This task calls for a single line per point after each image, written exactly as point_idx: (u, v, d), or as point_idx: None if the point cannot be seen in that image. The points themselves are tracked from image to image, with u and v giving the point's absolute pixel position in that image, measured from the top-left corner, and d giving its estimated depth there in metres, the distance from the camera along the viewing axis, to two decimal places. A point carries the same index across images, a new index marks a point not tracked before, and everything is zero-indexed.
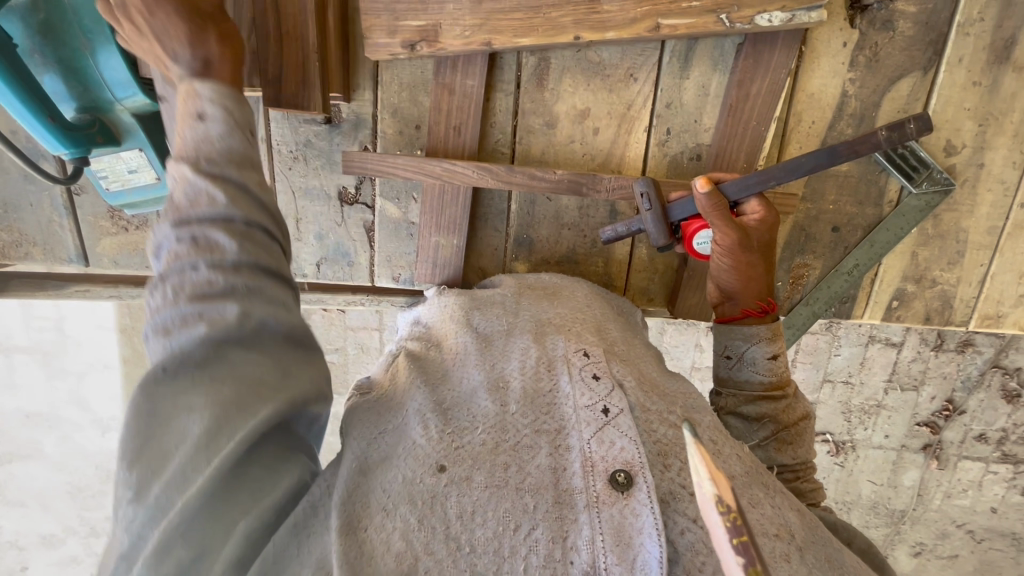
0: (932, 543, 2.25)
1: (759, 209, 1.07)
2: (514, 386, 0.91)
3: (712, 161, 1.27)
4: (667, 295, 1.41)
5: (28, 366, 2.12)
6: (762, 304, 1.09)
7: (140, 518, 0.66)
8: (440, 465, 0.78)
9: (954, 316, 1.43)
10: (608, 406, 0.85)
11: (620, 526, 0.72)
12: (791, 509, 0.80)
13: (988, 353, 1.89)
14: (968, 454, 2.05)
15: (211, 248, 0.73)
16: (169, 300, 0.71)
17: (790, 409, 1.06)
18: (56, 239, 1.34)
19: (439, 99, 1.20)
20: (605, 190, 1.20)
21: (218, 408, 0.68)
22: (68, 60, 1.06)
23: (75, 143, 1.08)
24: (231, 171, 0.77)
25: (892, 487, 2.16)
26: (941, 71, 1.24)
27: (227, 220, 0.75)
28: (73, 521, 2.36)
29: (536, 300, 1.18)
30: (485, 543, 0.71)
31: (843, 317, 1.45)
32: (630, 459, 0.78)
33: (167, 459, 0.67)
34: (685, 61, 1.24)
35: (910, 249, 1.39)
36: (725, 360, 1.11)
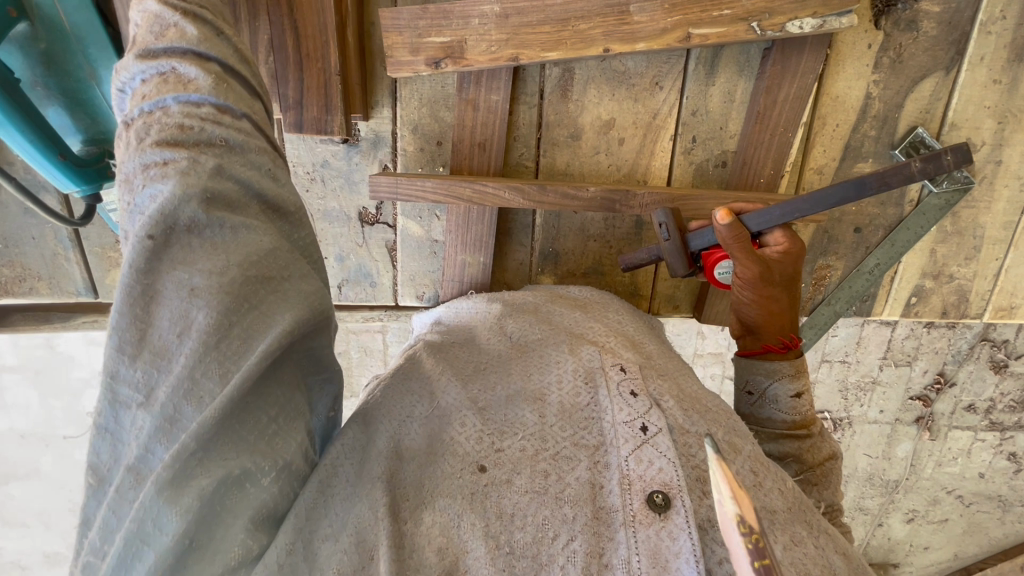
0: (925, 510, 2.35)
1: (782, 240, 1.06)
2: (552, 399, 0.89)
3: (739, 169, 1.26)
4: (694, 302, 1.42)
5: (18, 387, 2.02)
6: (784, 341, 1.09)
7: (147, 427, 0.61)
8: (481, 465, 0.78)
9: (970, 309, 1.46)
10: (647, 423, 0.82)
11: (658, 549, 0.71)
12: (836, 552, 0.80)
13: (977, 328, 1.94)
14: (958, 424, 2.12)
15: (185, 84, 0.74)
16: (142, 146, 0.70)
17: (816, 449, 1.07)
18: (62, 272, 1.28)
19: (463, 115, 1.17)
20: (638, 207, 1.19)
21: (221, 292, 0.63)
22: (73, 91, 0.99)
23: (85, 179, 1.02)
24: (203, 12, 0.79)
25: (887, 458, 2.23)
26: (963, 70, 1.25)
27: (202, 58, 0.76)
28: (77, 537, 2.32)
29: (569, 309, 1.17)
30: (525, 546, 0.71)
31: (863, 315, 1.47)
32: (668, 481, 0.76)
33: (172, 358, 0.62)
34: (710, 67, 1.22)
35: (930, 247, 1.41)
36: (746, 396, 1.12)
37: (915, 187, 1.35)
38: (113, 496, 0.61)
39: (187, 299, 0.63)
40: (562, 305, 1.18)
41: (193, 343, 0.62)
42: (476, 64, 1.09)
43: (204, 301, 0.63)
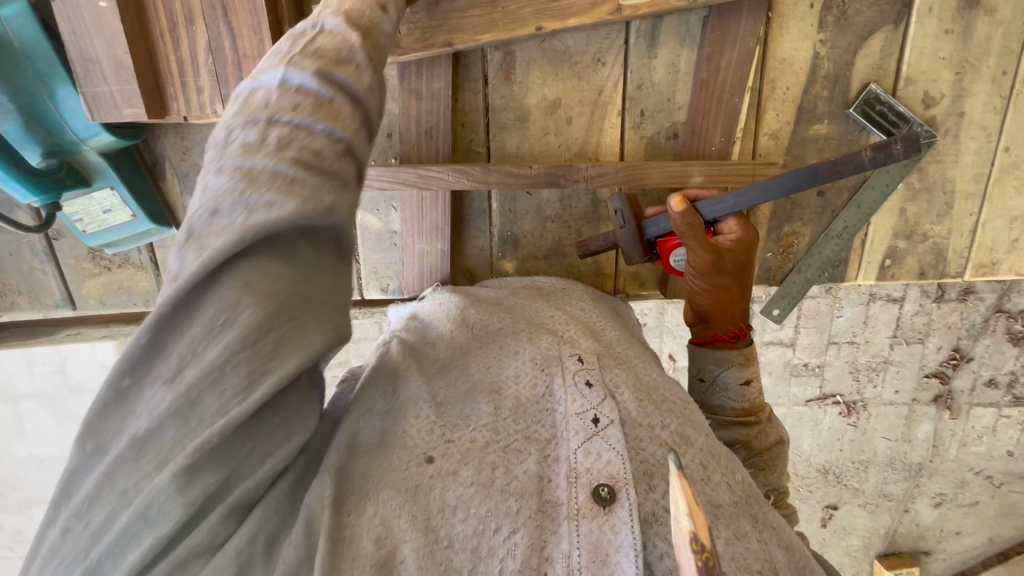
0: (953, 493, 2.25)
1: (736, 229, 1.05)
2: (509, 392, 0.86)
3: (689, 140, 1.26)
4: (659, 278, 1.41)
5: (36, 413, 2.06)
6: (733, 330, 1.08)
7: (165, 406, 0.58)
8: (429, 456, 0.75)
9: (949, 268, 1.42)
10: (598, 415, 0.81)
11: (598, 543, 0.70)
12: (778, 545, 0.78)
13: (990, 299, 1.89)
14: (980, 402, 2.06)
15: (333, 113, 0.69)
16: (228, 174, 0.63)
17: (763, 435, 1.06)
18: (40, 285, 1.34)
19: (407, 105, 1.19)
20: (584, 179, 1.22)
21: (266, 305, 0.60)
22: (27, 107, 1.04)
23: (43, 189, 1.07)
24: (352, 103, 0.72)
25: (907, 441, 2.14)
26: (911, 23, 1.23)
27: (329, 133, 0.68)
28: None
29: (527, 299, 1.13)
30: (464, 539, 0.69)
31: (837, 281, 1.43)
32: (615, 473, 0.75)
33: (209, 345, 0.59)
34: (652, 39, 1.22)
35: (899, 205, 1.38)
36: (698, 382, 1.10)
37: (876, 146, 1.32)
38: (109, 465, 0.59)
39: (237, 292, 0.60)
40: (523, 295, 1.16)
41: (236, 338, 0.59)
42: (411, 52, 1.11)
43: (247, 306, 0.60)
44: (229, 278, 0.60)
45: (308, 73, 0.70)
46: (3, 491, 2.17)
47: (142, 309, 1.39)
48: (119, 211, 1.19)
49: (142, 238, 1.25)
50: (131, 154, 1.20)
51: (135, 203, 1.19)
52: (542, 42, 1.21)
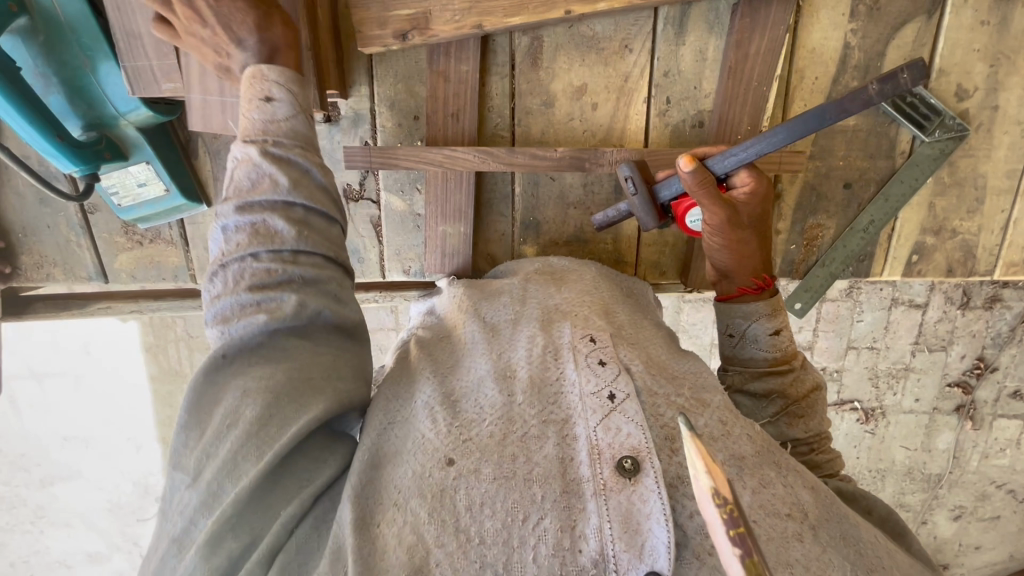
0: (973, 505, 2.20)
1: (748, 180, 1.03)
2: (522, 374, 0.87)
3: (715, 128, 1.25)
4: (680, 268, 1.40)
5: (61, 390, 2.13)
6: (758, 281, 1.07)
7: (195, 502, 0.74)
8: (449, 458, 0.76)
9: (978, 266, 1.39)
10: (614, 391, 0.82)
11: (629, 512, 0.71)
12: (805, 487, 0.78)
13: (1018, 308, 1.84)
14: (1005, 412, 2.01)
15: (271, 236, 0.83)
16: (229, 288, 0.82)
17: (799, 382, 1.05)
18: (75, 258, 1.38)
19: (435, 87, 1.21)
20: (608, 164, 1.22)
21: (269, 397, 0.77)
22: (70, 80, 1.08)
23: (84, 160, 1.11)
24: (297, 154, 0.87)
25: (928, 451, 2.10)
26: (946, 13, 1.21)
27: (288, 205, 0.85)
28: (117, 537, 2.35)
29: (543, 282, 1.14)
30: (495, 534, 0.70)
31: (861, 276, 1.41)
32: (637, 445, 0.76)
33: (219, 444, 0.75)
34: (680, 26, 1.22)
35: (927, 200, 1.36)
36: (727, 338, 1.10)
37: (906, 138, 1.30)
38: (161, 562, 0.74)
39: (239, 398, 0.77)
40: (537, 281, 1.14)
41: (238, 433, 0.74)
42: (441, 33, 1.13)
43: (252, 400, 0.76)
44: (234, 389, 0.78)
45: (234, 213, 0.83)
46: (27, 466, 2.22)
47: (171, 285, 1.42)
48: (153, 185, 1.22)
49: (173, 213, 1.29)
50: (167, 130, 1.24)
51: (169, 177, 1.22)
52: (569, 28, 1.22)
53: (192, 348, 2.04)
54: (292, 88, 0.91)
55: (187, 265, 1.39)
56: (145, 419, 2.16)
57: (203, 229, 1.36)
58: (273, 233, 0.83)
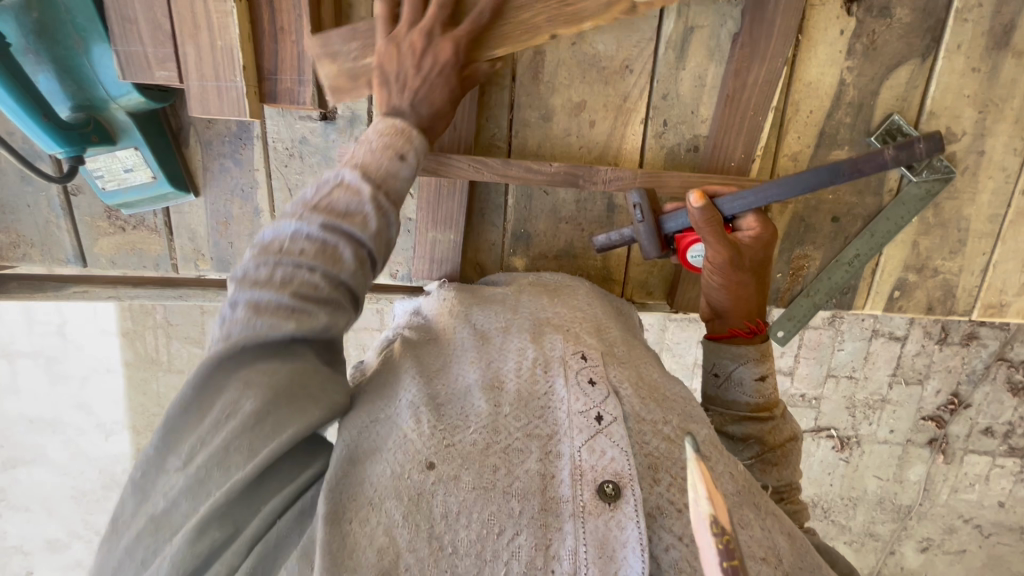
0: (940, 539, 2.22)
1: (755, 226, 1.06)
2: (509, 387, 0.87)
3: (709, 154, 1.26)
4: (668, 289, 1.41)
5: (32, 372, 2.08)
6: (751, 325, 1.11)
7: (178, 485, 0.70)
8: (429, 462, 0.75)
9: (957, 305, 1.42)
10: (602, 413, 0.81)
11: (605, 538, 0.71)
12: (781, 532, 0.79)
13: (993, 347, 1.88)
14: (974, 448, 2.03)
15: (335, 261, 0.82)
16: (271, 280, 0.78)
17: (778, 430, 1.06)
18: (53, 239, 1.34)
19: None
20: (603, 182, 1.22)
21: (273, 395, 0.73)
22: (63, 60, 1.06)
23: (69, 142, 1.08)
24: (391, 211, 0.89)
25: (898, 481, 2.13)
26: (940, 58, 1.24)
27: (360, 243, 0.85)
28: (78, 525, 2.26)
29: (535, 296, 1.13)
30: (468, 545, 0.70)
31: (844, 308, 1.43)
32: (619, 470, 0.75)
33: (215, 431, 0.71)
34: (681, 51, 1.23)
35: (912, 238, 1.38)
36: (712, 377, 1.12)
37: (894, 177, 1.33)
38: (131, 544, 0.69)
39: (240, 391, 0.73)
40: (530, 292, 1.15)
41: (236, 423, 0.71)
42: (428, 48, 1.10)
43: (253, 394, 0.73)
44: (236, 382, 0.74)
45: (317, 226, 0.82)
46: None
47: (152, 273, 1.39)
48: (140, 171, 1.20)
49: (160, 201, 1.27)
50: (159, 116, 1.22)
51: (157, 164, 1.20)
52: (572, 45, 1.23)
53: (170, 336, 2.01)
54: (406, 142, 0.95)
55: (170, 254, 1.36)
56: (117, 405, 2.11)
57: (188, 218, 1.34)
58: (337, 258, 0.82)
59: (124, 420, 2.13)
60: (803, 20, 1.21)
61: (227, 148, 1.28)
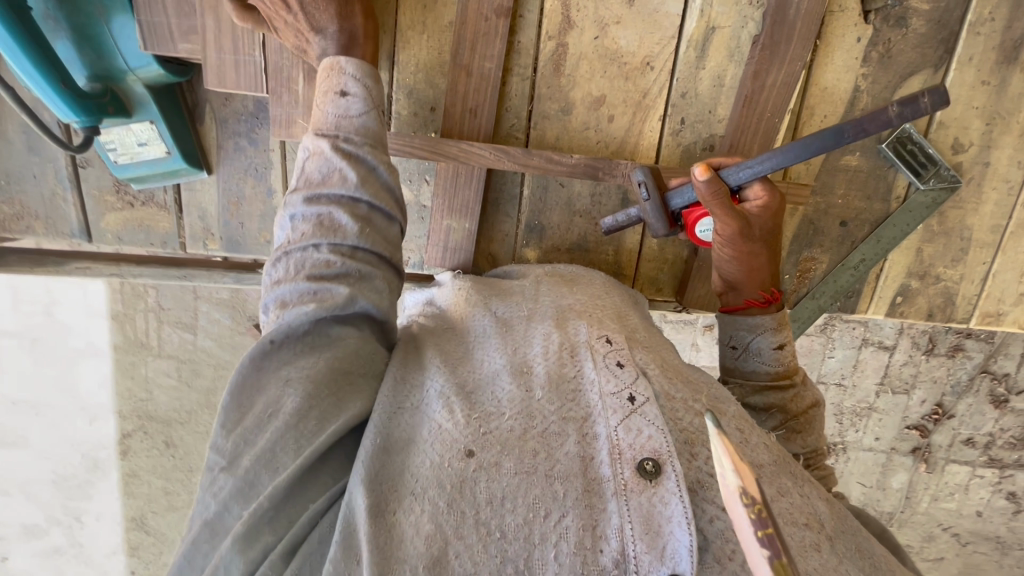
0: (919, 545, 2.26)
1: (761, 195, 1.07)
2: (538, 370, 0.87)
3: (725, 152, 1.27)
4: (677, 286, 1.42)
5: (15, 352, 1.99)
6: (766, 294, 1.15)
7: (228, 488, 0.75)
8: (468, 450, 0.75)
9: (956, 313, 1.45)
10: (634, 394, 0.81)
11: (650, 515, 0.70)
12: (821, 498, 0.80)
13: (978, 359, 1.92)
14: (957, 458, 2.08)
15: (335, 228, 0.90)
16: (292, 272, 0.89)
17: (799, 398, 1.13)
18: (58, 213, 1.31)
19: (456, 80, 1.20)
20: (622, 175, 1.23)
21: (311, 388, 0.80)
22: (82, 27, 1.05)
23: (86, 111, 1.06)
24: (365, 153, 0.95)
25: (881, 489, 2.17)
26: (951, 69, 1.27)
27: (354, 201, 0.92)
28: (57, 510, 2.20)
29: (557, 286, 1.12)
30: (516, 529, 0.69)
31: (848, 312, 1.45)
32: (658, 448, 0.75)
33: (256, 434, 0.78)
34: (701, 50, 1.24)
35: (916, 245, 1.41)
36: (731, 351, 1.18)
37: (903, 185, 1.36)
38: (189, 549, 0.75)
39: (282, 385, 0.81)
40: (549, 282, 1.14)
41: (281, 421, 0.77)
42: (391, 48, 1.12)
43: (293, 389, 0.80)
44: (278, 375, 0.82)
45: (303, 203, 0.91)
46: None
47: (158, 251, 1.37)
48: (154, 145, 1.19)
49: (172, 177, 1.25)
50: (176, 92, 1.20)
51: (172, 139, 1.19)
52: (595, 39, 1.24)
53: (161, 321, 1.96)
54: (366, 83, 0.97)
55: (178, 233, 1.34)
56: (103, 390, 2.04)
57: (199, 197, 1.32)
58: (337, 226, 0.90)
59: (110, 405, 2.07)
60: (822, 25, 1.24)
61: (242, 126, 1.26)
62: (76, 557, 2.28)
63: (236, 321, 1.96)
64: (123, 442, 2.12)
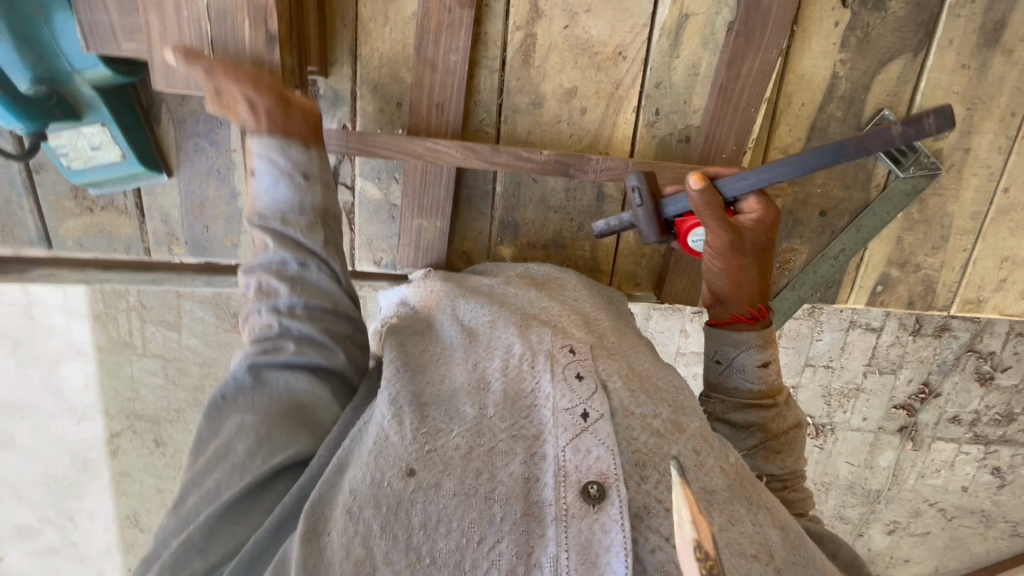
0: (906, 521, 2.28)
1: (756, 208, 1.06)
2: (495, 386, 0.87)
3: (701, 143, 1.24)
4: (655, 281, 1.40)
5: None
6: (752, 311, 1.13)
7: (171, 525, 0.84)
8: (410, 469, 0.76)
9: (936, 300, 1.44)
10: (588, 410, 0.82)
11: (588, 543, 0.70)
12: (774, 526, 0.80)
13: (964, 338, 1.93)
14: (942, 436, 2.09)
15: (271, 292, 0.96)
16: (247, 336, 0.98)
17: (780, 418, 1.14)
18: (15, 219, 1.27)
19: (421, 75, 1.15)
20: (593, 172, 1.20)
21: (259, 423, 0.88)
22: (19, 26, 0.98)
23: (30, 117, 1.03)
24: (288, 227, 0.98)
25: (869, 467, 2.18)
26: (931, 53, 1.23)
27: (285, 262, 0.97)
28: (50, 510, 2.13)
29: (525, 289, 1.11)
30: (447, 555, 0.70)
31: (829, 302, 1.43)
32: (604, 470, 0.76)
33: (206, 474, 0.86)
34: (675, 38, 1.20)
35: (897, 233, 1.39)
36: (716, 365, 1.17)
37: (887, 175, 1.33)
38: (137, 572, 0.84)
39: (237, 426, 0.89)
40: (518, 283, 1.13)
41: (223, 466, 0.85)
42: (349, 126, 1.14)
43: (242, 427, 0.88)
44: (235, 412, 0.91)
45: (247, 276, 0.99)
46: None
47: (122, 257, 1.33)
48: (108, 149, 1.15)
49: (130, 180, 1.21)
50: (128, 92, 1.15)
51: (126, 142, 1.15)
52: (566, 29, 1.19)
53: (145, 320, 1.86)
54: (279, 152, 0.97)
55: (142, 238, 1.30)
56: (89, 391, 1.95)
57: (160, 200, 1.28)
58: (274, 290, 0.96)
59: (98, 405, 1.98)
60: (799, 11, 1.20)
61: (201, 127, 1.22)
62: (71, 556, 2.22)
63: (220, 319, 1.89)
64: (112, 441, 2.03)
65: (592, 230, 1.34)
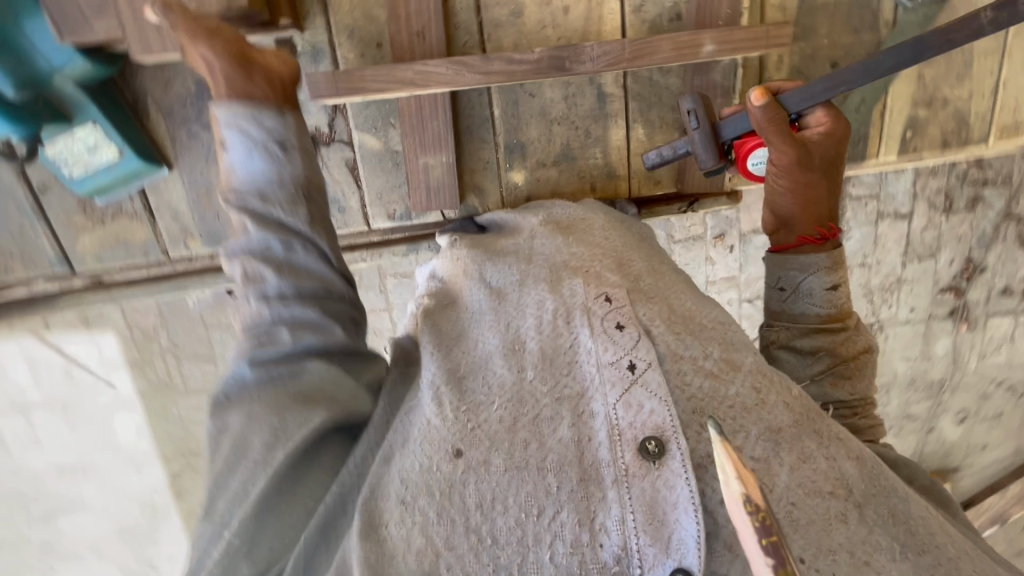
0: (976, 406, 1.98)
1: (823, 120, 1.10)
2: (530, 346, 0.85)
3: (694, 17, 1.18)
4: (676, 173, 1.35)
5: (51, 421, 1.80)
6: (819, 230, 1.13)
7: (207, 534, 0.83)
8: (456, 449, 0.77)
9: (972, 135, 1.36)
10: (634, 361, 0.80)
11: (654, 499, 0.73)
12: (849, 458, 0.79)
13: (999, 206, 1.65)
14: (995, 310, 1.80)
15: (257, 280, 0.90)
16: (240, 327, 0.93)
17: (849, 343, 1.13)
18: (33, 246, 1.28)
19: (395, 5, 1.12)
20: (590, 61, 1.15)
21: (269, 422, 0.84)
22: None
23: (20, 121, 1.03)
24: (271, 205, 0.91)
25: (927, 359, 1.87)
26: None
27: (268, 246, 0.91)
28: (132, 561, 2.04)
29: (553, 238, 1.05)
30: (508, 532, 0.73)
31: (857, 161, 1.37)
32: (660, 424, 0.76)
33: (229, 477, 0.83)
34: None
35: (916, 70, 1.32)
36: (779, 291, 1.16)
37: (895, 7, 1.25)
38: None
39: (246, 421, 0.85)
40: (545, 232, 1.07)
41: (247, 467, 0.82)
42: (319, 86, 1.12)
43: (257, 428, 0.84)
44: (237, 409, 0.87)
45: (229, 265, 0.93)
46: (23, 504, 1.90)
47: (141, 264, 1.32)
48: (103, 147, 1.14)
49: (132, 180, 1.20)
50: (111, 90, 1.16)
51: (119, 137, 1.14)
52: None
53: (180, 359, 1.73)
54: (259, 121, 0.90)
55: (157, 240, 1.30)
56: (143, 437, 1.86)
57: (166, 196, 1.27)
58: (259, 276, 0.90)
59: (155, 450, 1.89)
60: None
61: (190, 111, 1.20)
62: None
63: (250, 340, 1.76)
64: (175, 483, 1.95)
65: (600, 132, 1.30)
